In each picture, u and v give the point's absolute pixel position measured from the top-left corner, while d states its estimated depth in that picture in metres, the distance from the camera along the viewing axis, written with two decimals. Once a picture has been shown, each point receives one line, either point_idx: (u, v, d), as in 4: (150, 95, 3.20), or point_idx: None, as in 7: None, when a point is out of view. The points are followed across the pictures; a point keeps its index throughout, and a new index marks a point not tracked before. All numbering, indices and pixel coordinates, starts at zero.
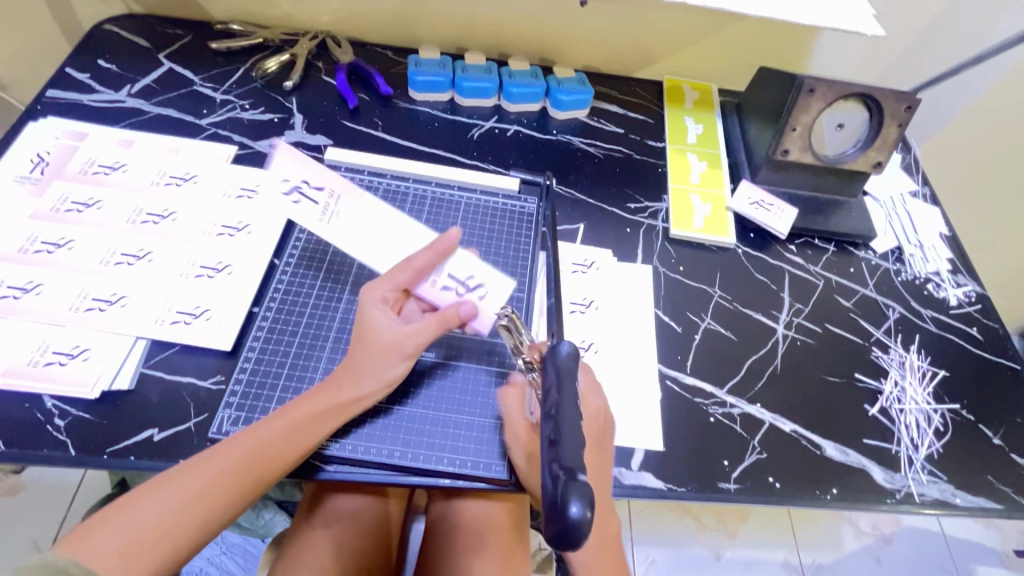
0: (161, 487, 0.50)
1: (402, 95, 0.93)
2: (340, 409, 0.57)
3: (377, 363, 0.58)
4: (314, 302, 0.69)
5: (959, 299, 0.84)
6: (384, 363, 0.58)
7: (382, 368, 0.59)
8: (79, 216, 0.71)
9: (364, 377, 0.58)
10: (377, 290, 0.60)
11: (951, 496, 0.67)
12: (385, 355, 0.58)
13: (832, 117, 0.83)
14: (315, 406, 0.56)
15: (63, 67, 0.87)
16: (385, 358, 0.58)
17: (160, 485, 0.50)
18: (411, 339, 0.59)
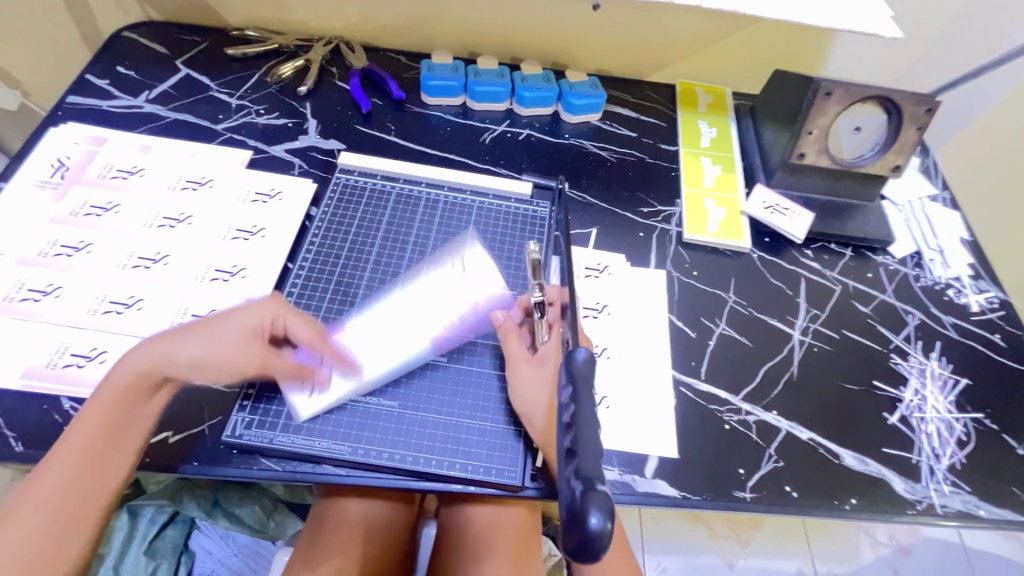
0: (42, 483, 0.50)
1: (415, 100, 0.94)
2: (110, 402, 0.54)
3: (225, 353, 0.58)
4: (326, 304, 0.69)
5: (981, 305, 0.82)
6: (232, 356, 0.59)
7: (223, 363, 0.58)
8: (97, 221, 0.72)
9: (185, 351, 0.57)
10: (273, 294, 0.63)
11: (974, 508, 0.65)
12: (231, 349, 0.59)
13: (848, 120, 0.88)
14: (99, 406, 0.54)
15: (84, 74, 0.88)
16: (173, 357, 0.57)
17: (36, 483, 0.50)
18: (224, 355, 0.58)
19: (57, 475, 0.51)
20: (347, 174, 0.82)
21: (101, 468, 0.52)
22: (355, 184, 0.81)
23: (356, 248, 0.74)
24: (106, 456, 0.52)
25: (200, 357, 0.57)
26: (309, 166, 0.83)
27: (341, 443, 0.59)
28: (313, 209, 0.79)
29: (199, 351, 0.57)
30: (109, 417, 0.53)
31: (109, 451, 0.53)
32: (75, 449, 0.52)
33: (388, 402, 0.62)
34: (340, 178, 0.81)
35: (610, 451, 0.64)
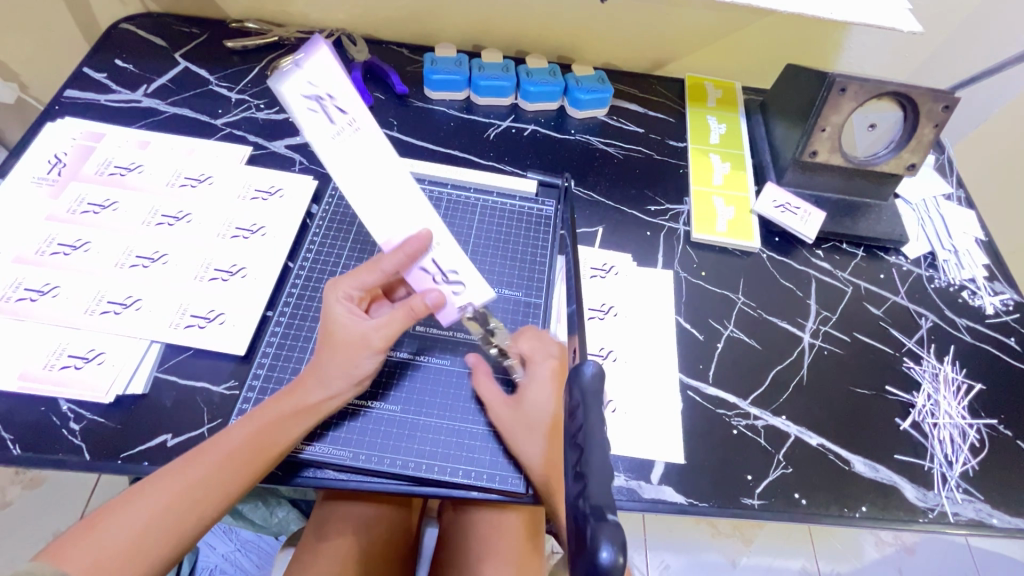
0: (164, 480, 0.50)
1: (418, 95, 0.92)
2: (311, 410, 0.56)
3: (339, 361, 0.57)
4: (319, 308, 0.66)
5: (996, 307, 0.80)
6: (351, 358, 0.57)
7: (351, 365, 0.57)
8: (94, 218, 0.71)
9: (328, 376, 0.57)
10: (341, 286, 0.59)
11: (987, 516, 0.64)
12: (349, 355, 0.57)
13: (862, 117, 0.82)
14: (284, 407, 0.56)
15: (82, 67, 0.87)
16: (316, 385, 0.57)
17: (159, 478, 0.50)
18: (347, 375, 0.57)
19: (180, 474, 0.51)
20: None
21: (218, 474, 0.52)
22: None
23: (359, 248, 0.73)
24: (228, 464, 0.52)
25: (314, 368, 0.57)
26: (310, 162, 0.82)
27: (342, 448, 0.58)
28: (314, 207, 0.77)
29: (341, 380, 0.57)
30: (284, 418, 0.55)
31: (230, 457, 0.52)
32: (253, 447, 0.53)
33: (390, 406, 0.61)
34: None
35: (615, 457, 0.63)
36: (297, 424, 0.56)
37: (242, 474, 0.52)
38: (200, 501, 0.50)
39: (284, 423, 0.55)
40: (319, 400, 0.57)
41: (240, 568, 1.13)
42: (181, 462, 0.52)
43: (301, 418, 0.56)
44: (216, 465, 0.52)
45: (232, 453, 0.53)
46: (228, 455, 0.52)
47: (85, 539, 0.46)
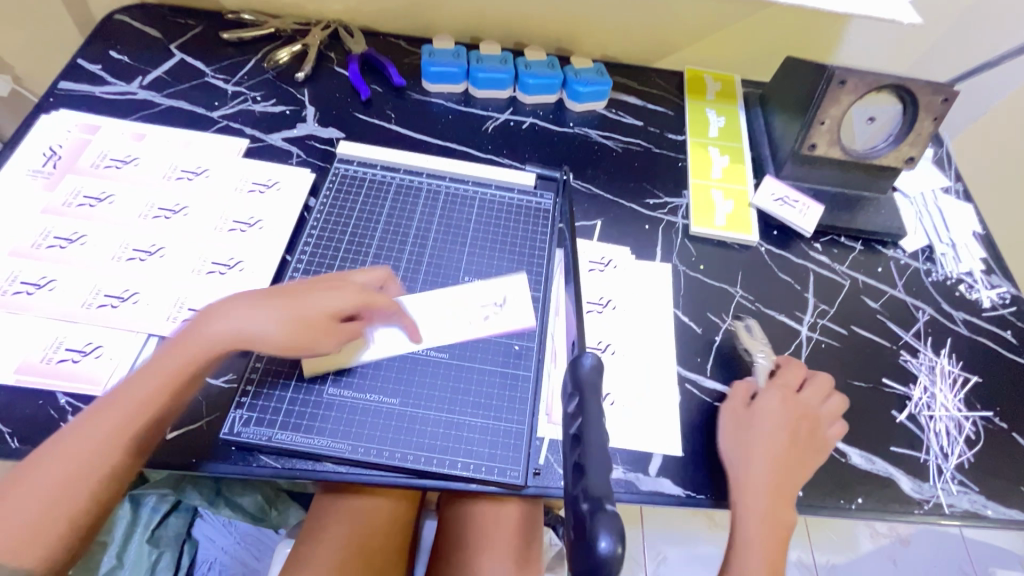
0: (53, 452, 0.52)
1: (416, 87, 0.91)
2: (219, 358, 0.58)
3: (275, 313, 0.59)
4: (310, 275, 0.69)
5: (993, 300, 0.81)
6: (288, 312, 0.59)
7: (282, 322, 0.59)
8: (90, 211, 0.70)
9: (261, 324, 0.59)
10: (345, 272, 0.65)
11: (982, 508, 0.65)
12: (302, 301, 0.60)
13: (862, 110, 0.81)
14: (179, 356, 0.56)
15: (76, 58, 0.86)
16: (252, 322, 0.58)
17: (51, 449, 0.52)
18: (291, 320, 0.59)
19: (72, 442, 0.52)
20: (346, 164, 0.80)
21: (108, 434, 0.53)
22: (353, 174, 0.79)
23: (356, 241, 0.73)
24: (113, 424, 0.53)
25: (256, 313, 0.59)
26: (307, 155, 0.81)
27: (341, 441, 0.59)
28: (312, 199, 0.77)
29: (288, 327, 0.59)
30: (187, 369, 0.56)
31: (116, 418, 0.53)
32: (138, 405, 0.54)
33: (388, 399, 0.61)
34: (339, 167, 0.79)
35: (614, 450, 0.63)
36: (187, 378, 0.56)
37: (130, 431, 0.53)
38: (95, 463, 0.52)
39: (173, 376, 0.56)
40: (215, 347, 0.57)
41: (240, 561, 1.13)
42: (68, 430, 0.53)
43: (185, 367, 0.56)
44: (105, 427, 0.53)
45: (123, 414, 0.53)
46: (117, 417, 0.53)
47: (5, 504, 0.50)
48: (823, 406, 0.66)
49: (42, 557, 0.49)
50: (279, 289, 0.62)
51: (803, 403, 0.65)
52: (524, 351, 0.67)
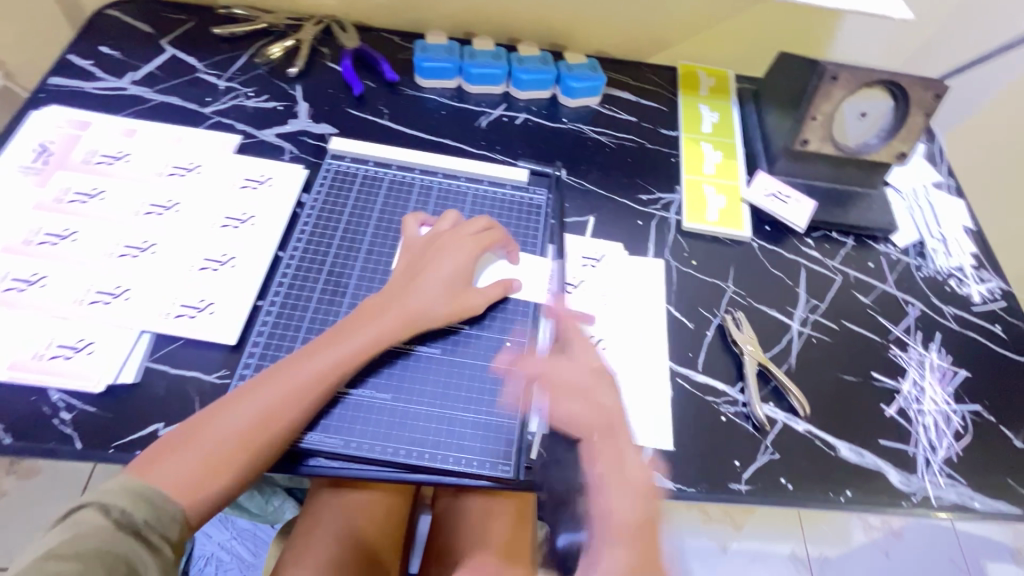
0: (233, 405, 0.54)
1: (408, 82, 0.91)
2: (399, 328, 0.62)
3: (422, 288, 0.64)
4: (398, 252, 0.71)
5: (983, 295, 0.81)
6: (421, 286, 0.64)
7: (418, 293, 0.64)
8: (82, 207, 0.70)
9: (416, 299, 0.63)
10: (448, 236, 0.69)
11: (969, 500, 0.65)
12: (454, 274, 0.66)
13: (855, 105, 0.79)
14: (387, 322, 0.61)
15: (67, 54, 0.85)
16: (417, 296, 0.63)
17: (232, 402, 0.54)
18: (451, 292, 0.65)
19: (249, 397, 0.55)
20: (339, 160, 0.80)
21: (293, 394, 0.55)
22: (346, 170, 0.78)
23: (348, 237, 0.73)
24: (292, 389, 0.56)
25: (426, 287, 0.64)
26: (299, 151, 0.81)
27: (333, 436, 0.59)
28: (304, 195, 0.77)
29: (450, 300, 0.65)
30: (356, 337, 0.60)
31: (305, 379, 0.56)
32: (315, 376, 0.57)
33: (380, 394, 0.62)
34: (332, 163, 0.79)
35: None
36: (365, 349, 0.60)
37: (307, 397, 0.56)
38: (276, 418, 0.54)
39: (385, 340, 0.61)
40: (406, 315, 0.62)
41: (236, 556, 1.14)
42: (250, 387, 0.56)
43: (393, 332, 0.61)
44: (286, 388, 0.55)
45: (311, 375, 0.57)
46: (309, 378, 0.56)
47: (168, 456, 0.51)
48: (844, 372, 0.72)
49: (201, 506, 0.51)
50: (415, 267, 0.66)
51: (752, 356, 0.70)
52: (516, 347, 0.67)
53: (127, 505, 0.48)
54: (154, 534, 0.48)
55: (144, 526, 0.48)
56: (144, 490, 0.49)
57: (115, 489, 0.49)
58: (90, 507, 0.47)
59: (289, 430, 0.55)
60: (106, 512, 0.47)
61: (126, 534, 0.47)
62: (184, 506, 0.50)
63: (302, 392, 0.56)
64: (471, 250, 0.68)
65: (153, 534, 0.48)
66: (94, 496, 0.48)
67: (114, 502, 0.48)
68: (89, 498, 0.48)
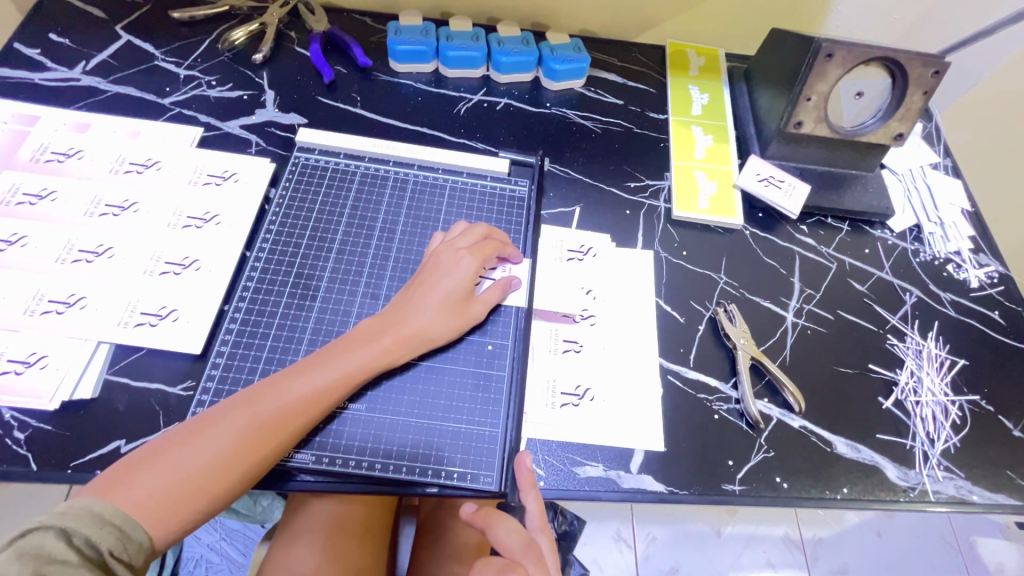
0: (215, 424, 0.50)
1: (382, 67, 0.86)
2: (402, 342, 0.59)
3: (429, 301, 0.61)
4: (384, 260, 0.68)
5: (981, 280, 0.79)
6: (426, 300, 0.61)
7: (423, 307, 0.60)
8: (31, 210, 0.65)
9: (421, 313, 0.60)
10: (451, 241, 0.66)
11: (967, 493, 0.64)
12: (450, 290, 0.62)
13: (850, 85, 0.77)
14: (380, 344, 0.58)
15: (12, 42, 0.80)
16: (414, 316, 0.60)
17: (212, 421, 0.50)
18: (452, 309, 0.61)
19: (234, 415, 0.51)
20: (308, 153, 0.75)
21: (278, 417, 0.52)
22: (316, 164, 0.74)
23: (318, 236, 0.68)
24: (289, 403, 0.53)
25: (433, 300, 0.61)
26: (267, 143, 0.76)
27: (304, 451, 0.56)
28: (272, 191, 0.72)
29: (447, 319, 0.61)
30: (361, 352, 0.57)
31: (293, 400, 0.53)
32: (317, 392, 0.54)
33: (355, 405, 0.59)
34: (301, 156, 0.74)
35: (594, 448, 0.61)
36: (371, 363, 0.57)
37: (305, 412, 0.53)
38: (263, 442, 0.51)
39: (384, 360, 0.58)
40: (402, 338, 0.59)
41: (226, 558, 1.12)
42: (229, 408, 0.51)
43: (390, 355, 0.58)
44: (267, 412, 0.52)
45: (311, 390, 0.54)
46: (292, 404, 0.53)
47: (145, 475, 0.47)
48: (837, 369, 0.69)
49: (175, 534, 0.47)
50: (412, 284, 0.62)
51: (762, 362, 0.67)
52: (498, 350, 0.64)
53: (91, 532, 0.43)
54: (121, 564, 0.43)
55: (113, 552, 0.43)
56: (109, 515, 0.44)
57: (78, 512, 0.43)
58: (48, 532, 0.41)
59: (272, 455, 0.52)
60: (66, 540, 0.41)
61: (90, 564, 0.41)
62: (153, 533, 0.46)
63: (302, 406, 0.53)
64: (472, 260, 0.63)
65: (121, 565, 0.43)
66: (53, 518, 0.42)
67: (79, 528, 0.42)
68: (47, 520, 0.42)
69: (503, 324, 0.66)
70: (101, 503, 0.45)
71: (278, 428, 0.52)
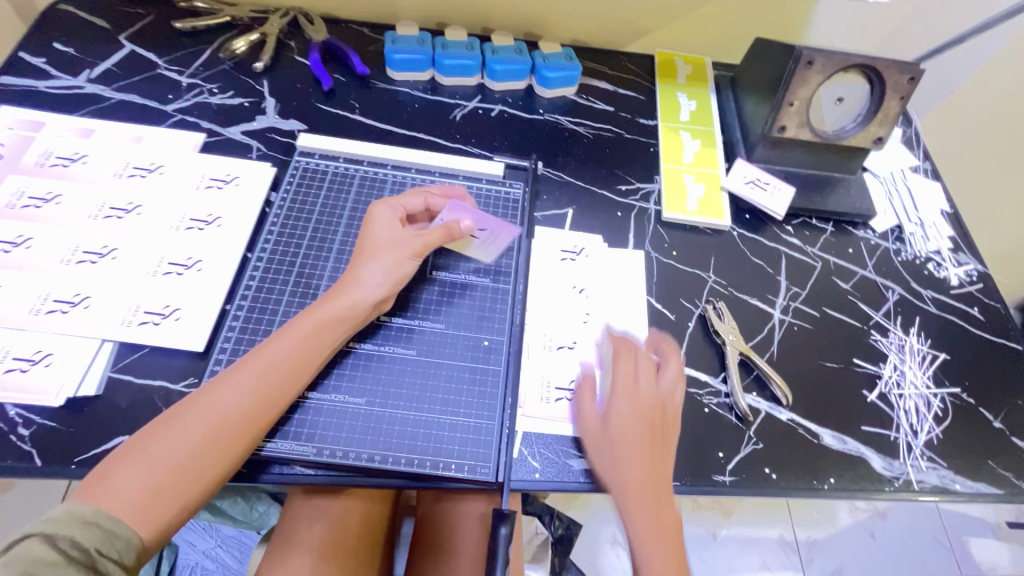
0: (179, 419, 0.51)
1: (380, 75, 0.88)
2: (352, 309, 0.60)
3: (372, 262, 0.62)
4: None
5: (961, 278, 0.81)
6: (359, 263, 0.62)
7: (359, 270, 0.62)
8: (37, 212, 0.67)
9: (363, 275, 0.61)
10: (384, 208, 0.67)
11: (951, 483, 0.66)
12: (385, 253, 0.63)
13: (831, 90, 0.80)
14: (320, 314, 0.58)
15: (17, 51, 0.81)
16: (354, 281, 0.61)
17: (175, 416, 0.51)
18: (388, 266, 0.62)
19: (198, 407, 0.51)
20: (308, 157, 0.77)
21: (240, 400, 0.53)
22: (316, 168, 0.76)
23: (318, 237, 0.70)
24: (250, 384, 0.53)
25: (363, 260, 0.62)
26: (267, 148, 0.78)
27: (305, 444, 0.57)
28: (273, 194, 0.74)
29: (384, 279, 0.62)
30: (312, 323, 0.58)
31: (253, 380, 0.54)
32: (274, 368, 0.55)
33: (354, 398, 0.60)
34: (301, 161, 0.76)
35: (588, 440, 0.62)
36: (319, 331, 0.58)
37: (268, 391, 0.54)
38: (232, 427, 0.51)
39: (332, 325, 0.58)
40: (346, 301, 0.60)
41: (222, 565, 1.12)
42: (192, 399, 0.52)
43: (338, 318, 0.59)
44: (229, 396, 0.52)
45: (266, 366, 0.55)
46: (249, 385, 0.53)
47: (118, 476, 0.47)
48: (822, 365, 0.71)
49: (162, 529, 0.47)
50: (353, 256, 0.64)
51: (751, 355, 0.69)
52: (494, 346, 0.66)
53: (76, 535, 0.43)
54: (111, 562, 0.44)
55: (100, 553, 0.44)
56: (92, 517, 0.45)
57: (59, 518, 0.44)
58: (34, 540, 0.42)
59: (246, 441, 0.52)
60: (52, 544, 0.42)
61: (78, 565, 0.42)
62: (140, 530, 0.46)
63: (262, 386, 0.54)
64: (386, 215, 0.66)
65: (110, 563, 0.44)
66: (37, 526, 0.43)
67: (64, 532, 0.43)
68: (33, 529, 0.43)
69: (501, 321, 0.68)
70: (81, 507, 0.45)
71: (245, 411, 0.52)
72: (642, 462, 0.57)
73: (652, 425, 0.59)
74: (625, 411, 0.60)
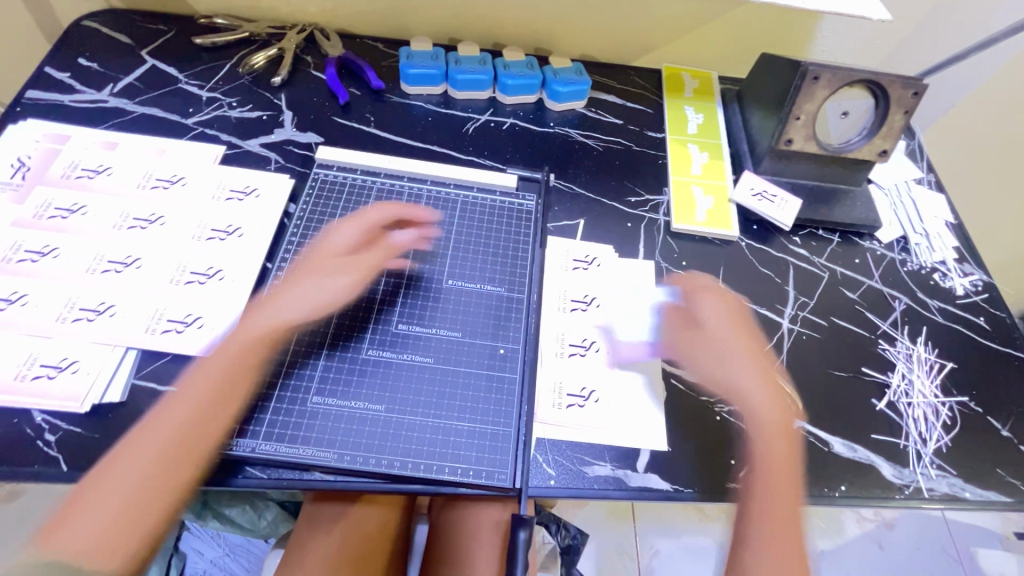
0: (116, 465, 0.55)
1: (394, 89, 0.91)
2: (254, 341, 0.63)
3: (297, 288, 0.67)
4: (398, 269, 0.71)
5: (966, 288, 0.83)
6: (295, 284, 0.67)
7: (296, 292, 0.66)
8: (63, 223, 0.69)
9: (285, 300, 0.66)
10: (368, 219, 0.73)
11: (960, 490, 0.66)
12: (307, 281, 0.67)
13: (836, 105, 0.82)
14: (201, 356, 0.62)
15: (43, 66, 0.84)
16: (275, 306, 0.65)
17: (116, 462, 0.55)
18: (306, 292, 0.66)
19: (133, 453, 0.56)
20: (326, 169, 0.79)
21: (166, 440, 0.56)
22: (333, 180, 0.78)
23: (337, 247, 0.72)
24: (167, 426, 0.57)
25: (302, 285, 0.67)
26: (285, 161, 0.80)
27: (327, 450, 0.58)
28: (292, 206, 0.76)
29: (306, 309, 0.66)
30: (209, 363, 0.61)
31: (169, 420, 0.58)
32: (188, 408, 0.58)
33: (374, 404, 0.61)
34: (319, 172, 0.78)
35: (602, 447, 0.63)
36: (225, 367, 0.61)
37: (181, 428, 0.57)
38: (178, 462, 0.55)
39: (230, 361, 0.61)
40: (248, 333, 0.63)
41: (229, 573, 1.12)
42: (123, 447, 0.56)
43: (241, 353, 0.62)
44: (177, 418, 0.57)
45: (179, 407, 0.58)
46: (165, 407, 0.59)
47: (73, 522, 0.52)
48: (831, 374, 0.72)
49: (128, 559, 0.52)
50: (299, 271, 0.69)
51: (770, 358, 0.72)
52: (509, 354, 0.67)
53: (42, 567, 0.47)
54: None
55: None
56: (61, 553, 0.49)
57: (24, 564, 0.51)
58: None
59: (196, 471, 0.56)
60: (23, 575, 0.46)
61: None
62: (108, 562, 0.51)
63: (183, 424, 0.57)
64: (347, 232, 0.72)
65: None
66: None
67: None
68: None
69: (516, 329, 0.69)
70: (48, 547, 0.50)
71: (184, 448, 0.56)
72: (747, 359, 0.70)
73: (741, 324, 0.73)
74: (717, 319, 0.72)
